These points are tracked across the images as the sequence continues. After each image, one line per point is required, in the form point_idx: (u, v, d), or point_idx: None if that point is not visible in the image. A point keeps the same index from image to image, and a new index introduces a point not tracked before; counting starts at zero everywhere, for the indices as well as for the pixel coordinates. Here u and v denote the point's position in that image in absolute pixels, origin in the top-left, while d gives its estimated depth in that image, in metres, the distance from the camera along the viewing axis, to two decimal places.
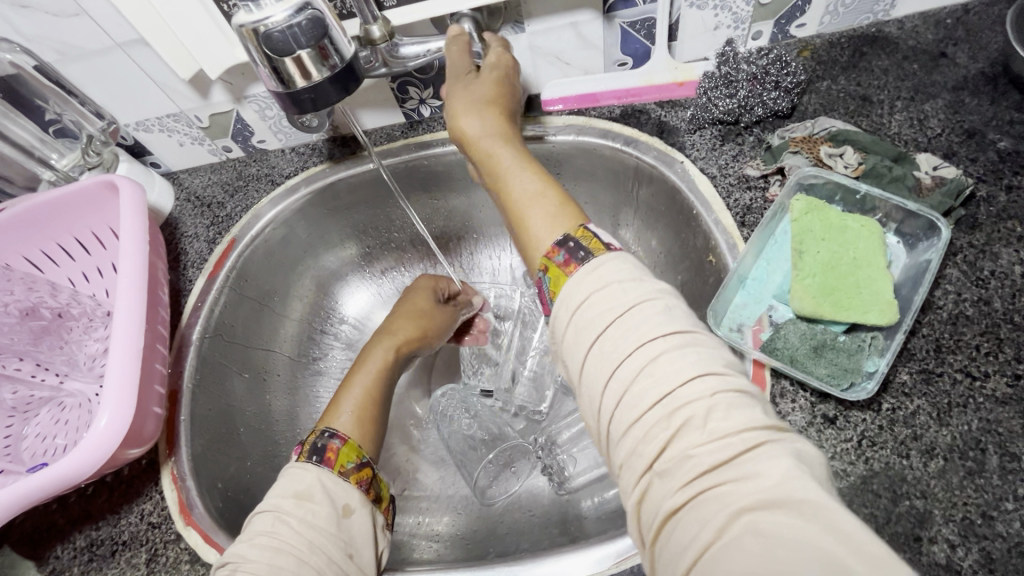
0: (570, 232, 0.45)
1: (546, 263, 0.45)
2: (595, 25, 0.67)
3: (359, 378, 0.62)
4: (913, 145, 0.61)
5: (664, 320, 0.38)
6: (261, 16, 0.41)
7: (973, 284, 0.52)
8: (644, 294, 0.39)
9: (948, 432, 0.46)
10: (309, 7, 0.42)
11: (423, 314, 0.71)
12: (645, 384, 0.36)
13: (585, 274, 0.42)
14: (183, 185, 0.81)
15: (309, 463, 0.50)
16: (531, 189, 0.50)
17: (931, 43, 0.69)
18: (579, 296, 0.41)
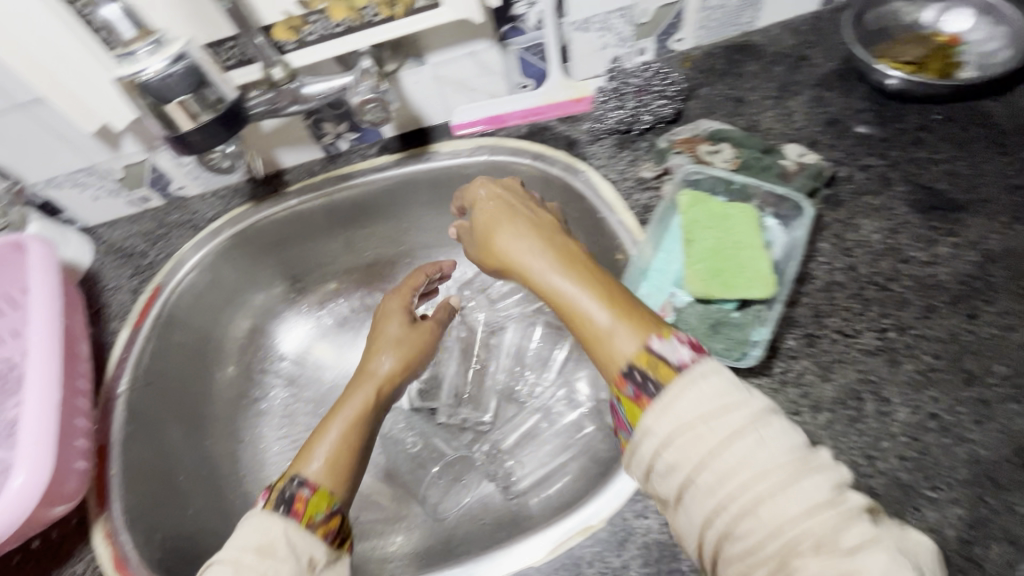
0: (635, 356, 0.41)
1: (618, 394, 0.42)
2: (492, 53, 0.72)
3: (337, 420, 0.55)
4: (783, 138, 0.69)
5: (758, 439, 0.36)
6: (139, 68, 0.45)
7: (841, 254, 0.59)
8: (738, 414, 0.37)
9: (831, 386, 0.52)
10: (184, 57, 0.46)
11: (398, 339, 0.62)
12: (750, 510, 0.34)
13: (664, 412, 0.38)
14: (102, 238, 0.80)
15: (275, 514, 0.47)
16: (581, 300, 0.45)
17: (792, 48, 0.78)
18: (663, 437, 0.37)
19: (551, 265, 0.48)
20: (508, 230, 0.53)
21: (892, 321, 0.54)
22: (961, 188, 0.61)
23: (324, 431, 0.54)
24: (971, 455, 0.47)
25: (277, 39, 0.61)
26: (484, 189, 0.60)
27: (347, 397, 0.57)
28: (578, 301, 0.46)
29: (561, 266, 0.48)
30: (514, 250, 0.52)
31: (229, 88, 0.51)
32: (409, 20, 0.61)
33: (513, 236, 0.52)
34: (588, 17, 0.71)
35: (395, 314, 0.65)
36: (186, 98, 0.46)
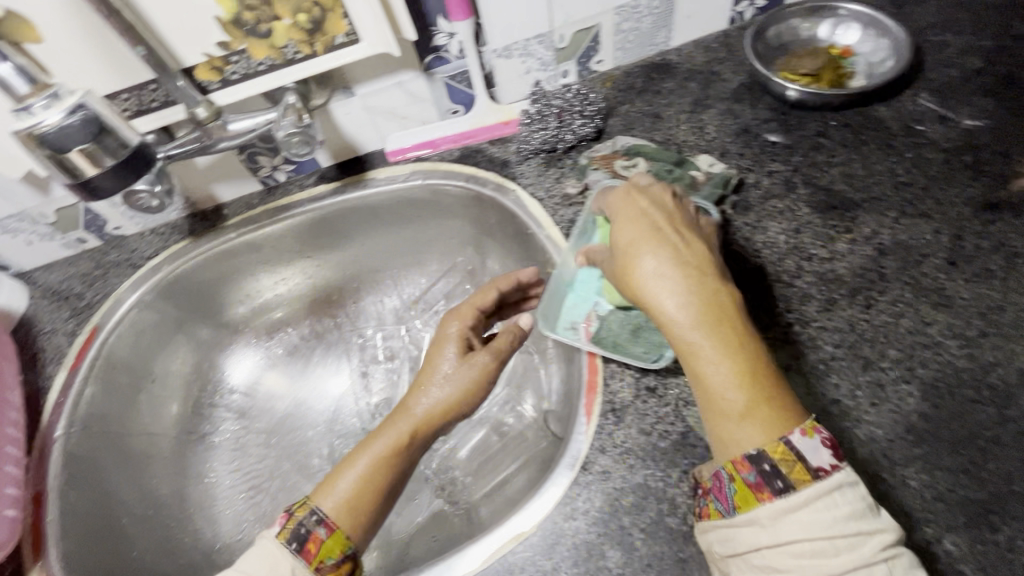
0: (765, 446, 0.42)
1: (733, 472, 0.43)
2: (419, 82, 0.74)
3: (363, 456, 0.54)
4: (696, 149, 0.73)
5: (843, 515, 0.39)
6: (34, 121, 0.46)
7: (751, 255, 0.62)
8: (860, 533, 0.39)
9: None
10: (81, 108, 0.46)
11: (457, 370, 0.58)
12: (815, 571, 0.38)
13: (790, 515, 0.40)
14: (38, 282, 0.79)
15: (288, 550, 0.49)
16: (717, 370, 0.44)
17: (704, 65, 0.83)
18: (775, 539, 0.40)
19: (697, 331, 0.45)
20: (650, 267, 0.48)
21: (797, 316, 0.58)
22: (856, 188, 0.66)
23: (355, 460, 0.54)
24: (869, 435, 0.51)
25: (200, 79, 0.62)
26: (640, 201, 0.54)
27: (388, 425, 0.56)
28: (723, 375, 0.44)
29: (711, 332, 0.45)
30: (653, 288, 0.48)
31: (137, 133, 0.51)
32: (331, 55, 0.63)
33: (659, 273, 0.48)
34: (508, 44, 0.74)
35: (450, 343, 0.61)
36: (84, 148, 0.47)
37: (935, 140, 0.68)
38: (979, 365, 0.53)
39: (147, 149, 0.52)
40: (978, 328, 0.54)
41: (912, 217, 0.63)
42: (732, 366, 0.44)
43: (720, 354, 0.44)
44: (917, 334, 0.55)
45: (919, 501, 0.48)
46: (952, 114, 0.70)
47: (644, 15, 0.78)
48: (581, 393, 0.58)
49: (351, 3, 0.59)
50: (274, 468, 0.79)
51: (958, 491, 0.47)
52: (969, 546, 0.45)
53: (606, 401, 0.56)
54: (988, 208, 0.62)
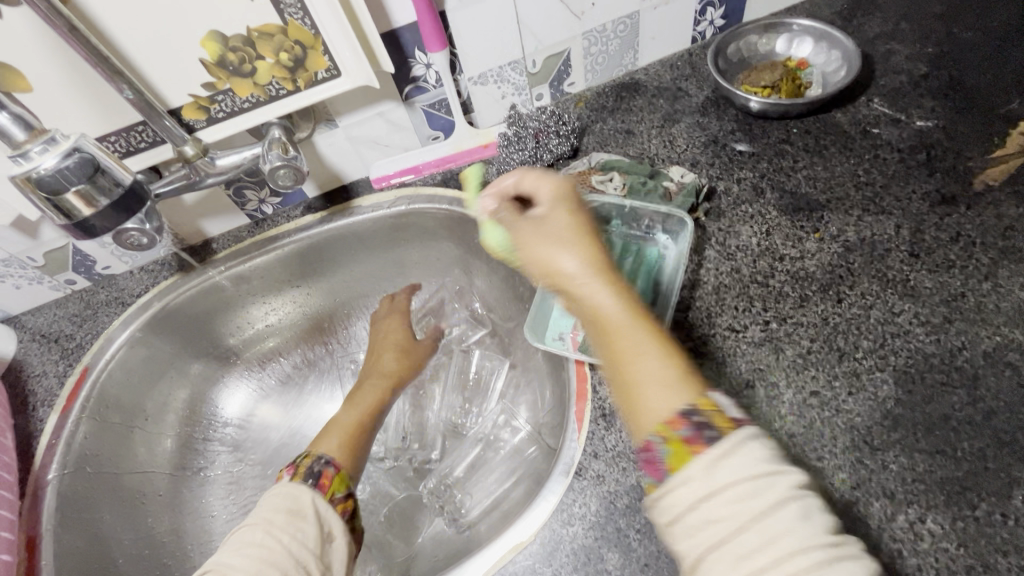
0: (695, 399, 0.39)
1: (664, 432, 0.38)
2: (400, 112, 0.77)
3: (347, 412, 0.68)
4: (668, 161, 0.76)
5: (761, 461, 0.36)
6: (31, 166, 0.47)
7: (726, 259, 0.65)
8: (775, 472, 0.35)
9: (726, 379, 0.57)
10: (76, 151, 0.48)
11: (397, 341, 0.80)
12: (745, 521, 0.34)
13: (716, 461, 0.36)
14: (26, 325, 0.79)
15: (306, 483, 0.55)
16: (639, 345, 0.43)
17: (671, 81, 0.87)
18: (701, 488, 0.35)
19: (619, 309, 0.45)
20: (575, 253, 0.48)
21: (773, 313, 0.60)
22: (819, 190, 0.70)
23: (334, 424, 0.66)
24: (848, 424, 0.53)
25: (187, 118, 0.64)
26: (552, 197, 0.54)
27: (355, 399, 0.71)
28: (644, 349, 0.42)
29: (630, 311, 0.44)
30: (574, 273, 0.47)
31: (129, 172, 0.53)
32: (313, 90, 0.66)
33: (580, 259, 0.48)
34: (484, 71, 0.78)
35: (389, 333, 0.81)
36: (80, 188, 0.48)
37: (891, 141, 0.72)
38: (946, 349, 0.55)
39: (140, 187, 0.53)
40: (943, 315, 0.57)
41: (874, 214, 0.66)
42: (652, 341, 0.43)
43: (639, 330, 0.43)
44: (887, 324, 0.58)
45: (901, 484, 0.49)
46: (904, 116, 0.74)
47: (611, 38, 0.82)
48: (571, 401, 0.59)
49: (331, 40, 0.62)
50: None
51: (935, 471, 0.50)
52: (951, 522, 0.47)
53: (596, 407, 0.58)
54: (943, 202, 0.65)
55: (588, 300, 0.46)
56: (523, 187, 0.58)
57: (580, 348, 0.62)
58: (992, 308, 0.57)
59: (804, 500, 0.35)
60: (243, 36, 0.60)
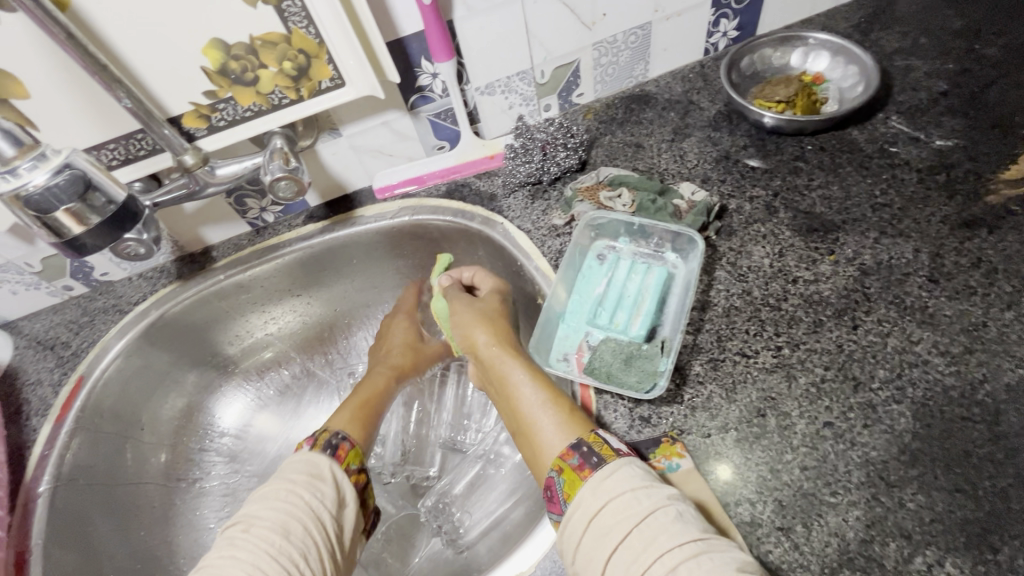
0: (583, 436, 0.51)
1: (560, 464, 0.50)
2: (405, 121, 0.76)
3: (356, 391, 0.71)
4: (678, 177, 0.75)
5: (637, 478, 0.46)
6: (19, 183, 0.45)
7: (737, 280, 0.63)
8: (650, 485, 0.46)
9: (736, 407, 0.55)
10: (67, 168, 0.47)
11: (406, 335, 0.79)
12: (629, 529, 0.43)
13: (600, 482, 0.47)
14: (23, 331, 0.78)
15: (325, 453, 0.60)
16: (539, 402, 0.55)
17: (682, 94, 0.85)
18: (595, 507, 0.45)
19: (525, 376, 0.58)
20: (487, 331, 0.64)
21: (786, 338, 0.58)
22: (834, 210, 0.68)
23: (345, 401, 0.70)
24: (864, 458, 0.51)
25: (187, 127, 0.63)
26: (490, 287, 0.71)
27: (365, 382, 0.73)
28: (541, 402, 0.55)
29: (532, 376, 0.58)
30: (486, 348, 0.63)
31: (122, 188, 0.51)
32: (317, 99, 0.65)
33: (490, 337, 0.63)
34: (491, 82, 0.76)
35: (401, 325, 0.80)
36: (71, 207, 0.47)
37: (909, 160, 0.70)
38: (968, 382, 0.53)
39: (133, 202, 0.52)
40: (963, 345, 0.55)
41: (891, 237, 0.64)
42: (548, 396, 0.55)
43: (538, 390, 0.56)
44: (904, 353, 0.56)
45: (918, 524, 0.47)
46: (922, 135, 0.72)
47: (621, 50, 0.81)
48: None
49: (335, 48, 0.60)
50: None
51: (956, 511, 0.47)
52: (971, 567, 0.45)
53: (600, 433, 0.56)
54: (964, 226, 0.63)
55: (500, 369, 0.60)
56: (476, 280, 0.74)
57: (584, 370, 0.60)
58: (1015, 339, 0.55)
59: (676, 505, 0.44)
60: (246, 44, 0.59)
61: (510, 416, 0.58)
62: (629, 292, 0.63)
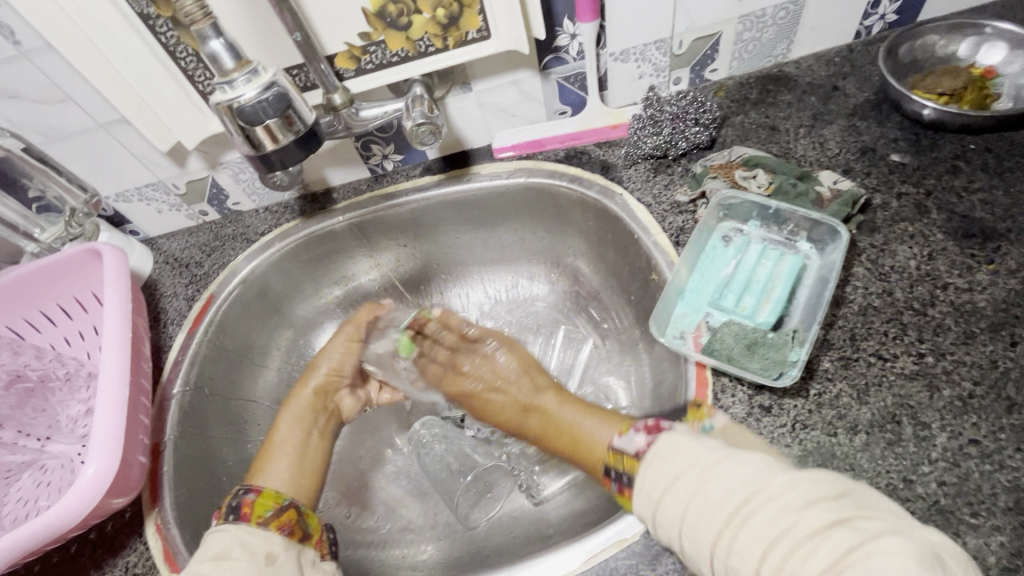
0: (606, 462, 0.52)
1: (611, 491, 0.52)
2: (534, 82, 0.75)
3: (280, 450, 0.65)
4: (817, 165, 0.70)
5: (687, 452, 0.47)
6: (234, 95, 0.49)
7: (877, 278, 0.59)
8: (695, 455, 0.46)
9: (868, 410, 0.52)
10: (275, 85, 0.50)
11: (326, 374, 0.73)
12: (715, 504, 0.43)
13: (639, 496, 0.48)
14: (161, 249, 0.85)
15: (227, 522, 0.55)
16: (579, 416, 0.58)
17: (825, 78, 0.79)
18: (647, 514, 0.47)
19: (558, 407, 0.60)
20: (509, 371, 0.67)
21: (929, 346, 0.54)
22: (996, 217, 0.62)
23: (272, 459, 0.64)
24: (1013, 483, 0.47)
25: (338, 67, 0.66)
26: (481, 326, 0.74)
27: (283, 435, 0.67)
28: (578, 422, 0.57)
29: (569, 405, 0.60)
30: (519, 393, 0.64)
31: (310, 110, 0.55)
32: (460, 50, 0.66)
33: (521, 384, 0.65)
34: (627, 48, 0.74)
35: (340, 362, 0.74)
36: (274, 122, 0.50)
37: None
38: None
39: (316, 128, 0.56)
40: None
41: None
42: (587, 418, 0.57)
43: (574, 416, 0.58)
44: None
45: None
46: None
47: (767, 25, 0.76)
48: (688, 406, 0.57)
49: None
50: (357, 455, 0.81)
51: None
52: None
53: (716, 416, 0.55)
54: None
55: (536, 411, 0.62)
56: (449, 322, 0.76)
57: (701, 350, 0.58)
58: None
59: (733, 457, 0.45)
60: None
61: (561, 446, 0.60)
62: (758, 277, 0.60)
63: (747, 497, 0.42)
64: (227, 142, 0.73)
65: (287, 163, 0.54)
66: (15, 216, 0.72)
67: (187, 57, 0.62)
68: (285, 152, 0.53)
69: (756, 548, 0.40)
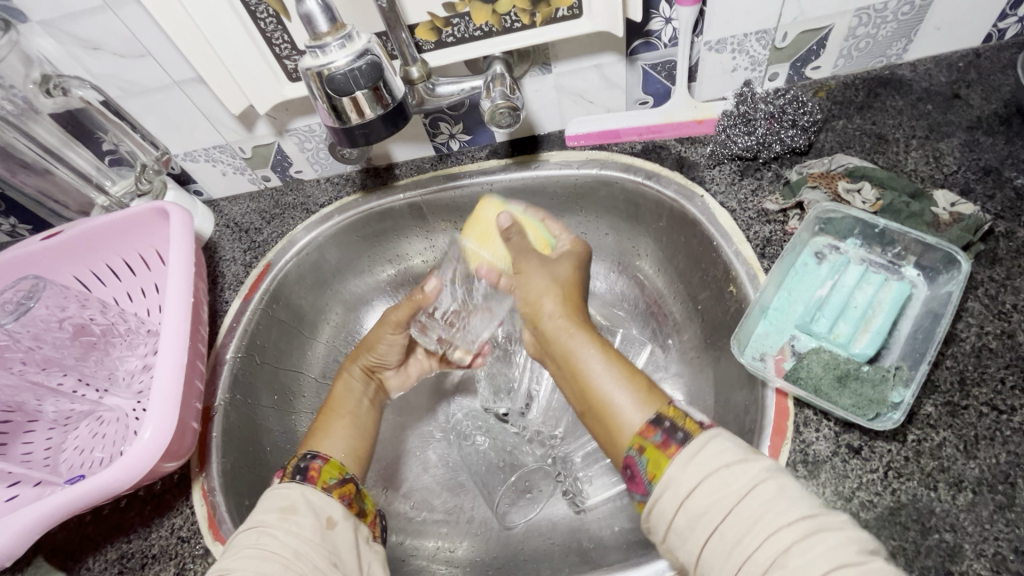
0: (662, 409, 0.47)
1: (641, 442, 0.45)
2: (619, 67, 0.70)
3: (338, 419, 0.64)
4: (929, 182, 0.63)
5: (735, 454, 0.42)
6: (325, 61, 0.47)
7: (995, 317, 0.53)
8: (743, 458, 0.42)
9: (975, 465, 0.46)
10: (368, 54, 0.47)
11: (367, 354, 0.69)
12: (756, 512, 0.39)
13: (689, 458, 0.43)
14: (223, 212, 0.84)
15: (293, 481, 0.54)
16: (615, 377, 0.50)
17: (944, 85, 0.71)
18: (687, 484, 0.42)
19: (594, 349, 0.53)
20: (557, 304, 0.57)
21: None
22: None
23: (331, 426, 0.63)
24: None
25: (418, 38, 0.63)
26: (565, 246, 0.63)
27: (340, 398, 0.66)
28: (607, 370, 0.51)
29: (604, 351, 0.53)
30: (551, 315, 0.57)
31: (399, 83, 0.52)
32: (548, 28, 0.62)
33: (558, 309, 0.56)
34: (725, 37, 0.68)
35: (385, 354, 0.69)
36: (363, 93, 0.48)
37: None
38: None
39: (404, 103, 0.53)
40: None
41: None
42: (631, 379, 0.50)
43: (612, 374, 0.51)
44: None
45: None
46: None
47: (886, 21, 0.68)
48: (765, 434, 0.52)
49: None
50: (398, 440, 0.79)
51: None
52: None
53: (796, 450, 0.50)
54: None
55: (564, 341, 0.55)
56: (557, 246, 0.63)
57: (783, 377, 0.54)
58: None
59: (778, 477, 0.41)
60: None
61: (578, 395, 0.53)
62: (856, 302, 0.54)
63: (796, 519, 0.39)
64: (297, 107, 0.72)
65: (370, 138, 0.52)
66: (89, 166, 0.74)
67: (267, 18, 0.60)
68: (369, 127, 0.51)
69: (808, 567, 0.37)
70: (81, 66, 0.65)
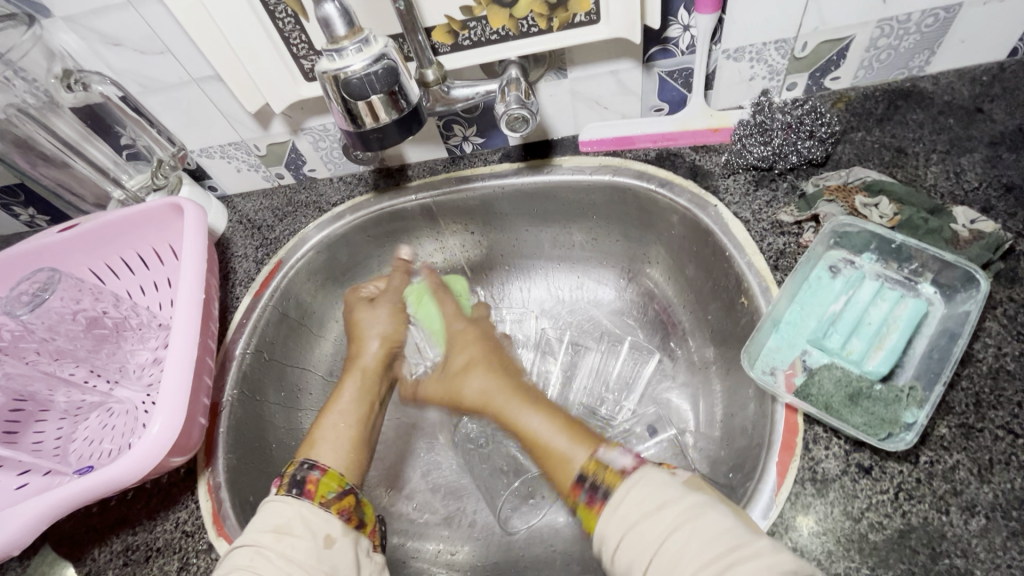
0: (584, 464, 0.47)
1: (573, 503, 0.47)
2: (635, 73, 0.69)
3: (335, 416, 0.63)
4: (949, 198, 0.62)
5: (661, 493, 0.43)
6: (342, 65, 0.47)
7: (1014, 338, 0.52)
8: (666, 499, 0.43)
9: (990, 490, 0.45)
10: (385, 58, 0.48)
11: (385, 341, 0.69)
12: (682, 550, 0.40)
13: (614, 510, 0.44)
14: (236, 208, 0.85)
15: (289, 495, 0.53)
16: (546, 432, 0.51)
17: (967, 99, 0.69)
18: (614, 536, 0.43)
19: (527, 407, 0.54)
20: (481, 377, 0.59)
21: None
22: None
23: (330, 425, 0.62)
24: None
25: (435, 41, 0.64)
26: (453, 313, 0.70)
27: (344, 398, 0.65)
28: (541, 424, 0.52)
29: (535, 405, 0.54)
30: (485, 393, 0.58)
31: (413, 87, 0.52)
32: (566, 33, 0.62)
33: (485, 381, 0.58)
34: (743, 46, 0.67)
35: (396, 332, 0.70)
36: (379, 98, 0.48)
37: None
38: None
39: (419, 107, 0.53)
40: None
41: None
42: (564, 429, 0.51)
43: (545, 425, 0.51)
44: None
45: None
46: None
47: (909, 32, 0.67)
48: (773, 449, 0.51)
49: None
50: (402, 441, 0.79)
51: None
52: None
53: (803, 467, 0.50)
54: None
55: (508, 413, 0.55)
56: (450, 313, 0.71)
57: (794, 393, 0.53)
58: None
59: (705, 512, 0.42)
60: None
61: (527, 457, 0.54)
62: (870, 319, 0.53)
63: (722, 549, 0.39)
64: (311, 107, 0.72)
65: (383, 143, 0.52)
66: (107, 161, 0.75)
67: (285, 18, 0.61)
68: (384, 131, 0.51)
69: None
70: (102, 62, 0.66)
